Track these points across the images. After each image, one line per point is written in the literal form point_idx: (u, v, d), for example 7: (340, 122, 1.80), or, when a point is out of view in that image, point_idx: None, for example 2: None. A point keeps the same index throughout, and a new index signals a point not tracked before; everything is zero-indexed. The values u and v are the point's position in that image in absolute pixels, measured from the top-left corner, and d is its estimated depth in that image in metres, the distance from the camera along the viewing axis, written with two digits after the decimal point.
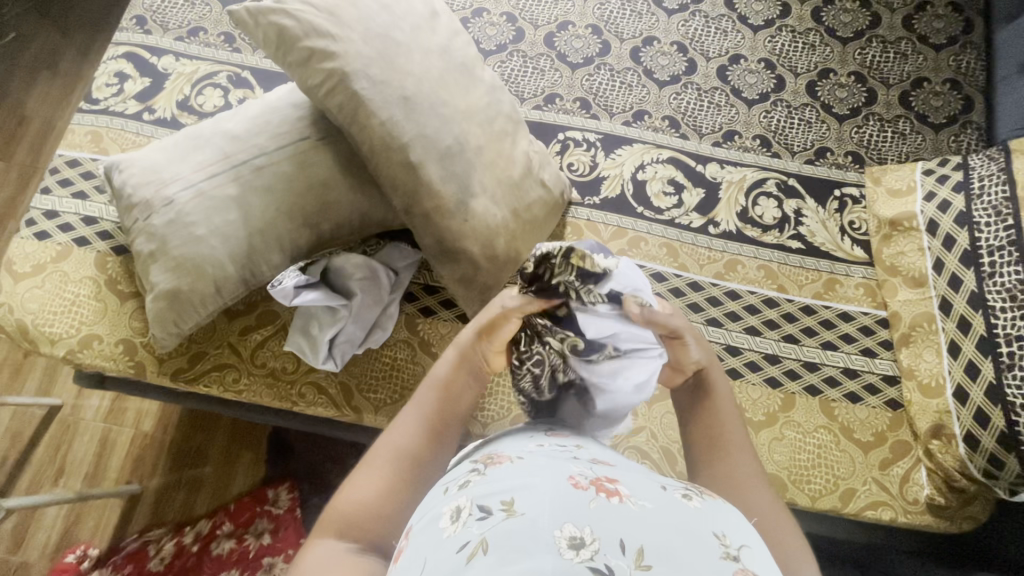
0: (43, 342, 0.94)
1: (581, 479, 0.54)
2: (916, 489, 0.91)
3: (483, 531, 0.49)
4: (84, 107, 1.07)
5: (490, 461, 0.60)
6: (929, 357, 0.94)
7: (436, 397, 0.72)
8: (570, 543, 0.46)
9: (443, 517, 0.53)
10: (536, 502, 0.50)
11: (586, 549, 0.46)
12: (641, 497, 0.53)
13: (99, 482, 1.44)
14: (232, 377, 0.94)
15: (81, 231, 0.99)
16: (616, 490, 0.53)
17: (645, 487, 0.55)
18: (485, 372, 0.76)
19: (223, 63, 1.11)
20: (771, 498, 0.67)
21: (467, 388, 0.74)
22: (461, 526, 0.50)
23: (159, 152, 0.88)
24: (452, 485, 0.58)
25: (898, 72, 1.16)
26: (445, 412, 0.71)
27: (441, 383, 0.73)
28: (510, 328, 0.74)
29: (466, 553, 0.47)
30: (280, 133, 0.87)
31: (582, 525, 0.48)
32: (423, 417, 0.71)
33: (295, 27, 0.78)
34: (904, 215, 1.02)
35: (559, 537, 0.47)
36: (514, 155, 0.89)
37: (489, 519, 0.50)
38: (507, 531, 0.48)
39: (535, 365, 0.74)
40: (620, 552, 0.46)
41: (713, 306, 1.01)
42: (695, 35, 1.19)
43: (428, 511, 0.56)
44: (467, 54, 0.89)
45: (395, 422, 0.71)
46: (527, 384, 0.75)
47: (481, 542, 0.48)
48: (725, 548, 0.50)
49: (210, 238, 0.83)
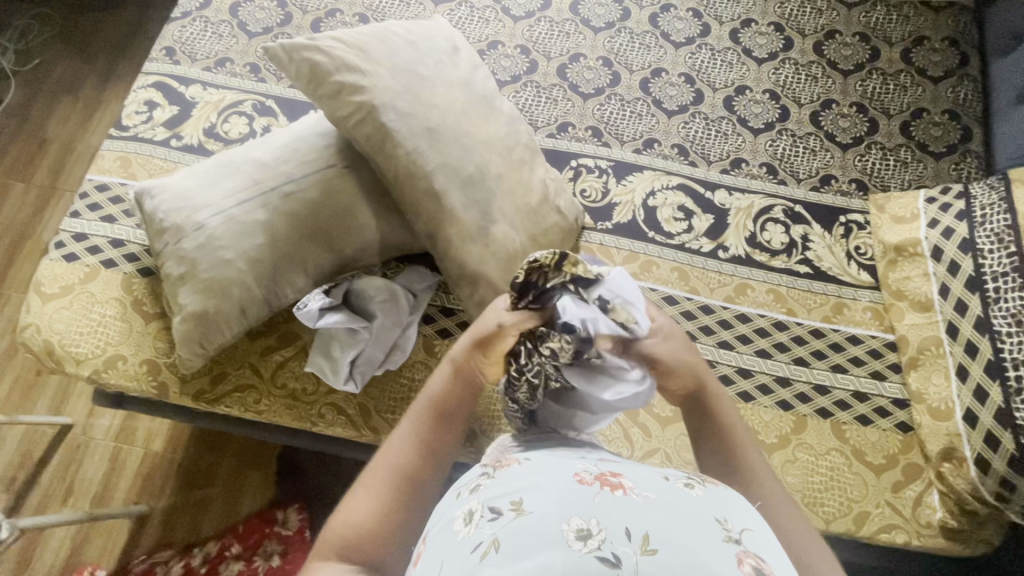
0: (69, 362, 0.96)
1: (585, 476, 0.55)
2: (928, 512, 0.92)
3: (495, 531, 0.51)
4: (114, 134, 1.11)
5: (500, 463, 0.61)
6: (937, 381, 0.96)
7: (432, 414, 0.73)
8: (578, 534, 0.48)
9: (455, 520, 0.54)
10: (544, 500, 0.52)
11: (593, 540, 0.48)
12: (644, 488, 0.54)
13: (109, 502, 1.44)
14: (253, 398, 0.95)
15: (109, 253, 1.01)
16: (620, 484, 0.54)
17: (648, 479, 0.56)
18: (481, 382, 0.76)
19: (249, 92, 1.16)
20: (789, 503, 0.69)
21: (461, 401, 0.74)
22: (474, 527, 0.52)
23: (190, 178, 0.91)
24: (464, 489, 0.59)
25: (898, 103, 1.20)
26: (440, 428, 0.72)
27: (433, 400, 0.73)
28: (511, 340, 0.75)
29: (479, 553, 0.49)
30: (307, 161, 0.90)
31: (589, 517, 0.50)
32: (419, 435, 0.71)
33: (327, 63, 0.82)
34: (909, 241, 1.05)
35: (567, 530, 0.49)
36: (532, 182, 0.92)
37: (500, 519, 0.52)
38: (517, 530, 0.50)
39: (535, 376, 0.74)
40: (625, 539, 0.48)
41: (724, 329, 1.04)
42: (702, 67, 1.24)
43: (442, 516, 0.57)
44: (487, 86, 0.93)
45: (391, 440, 0.72)
46: (522, 395, 0.75)
47: (493, 541, 0.50)
48: (727, 532, 0.51)
49: (237, 261, 0.86)
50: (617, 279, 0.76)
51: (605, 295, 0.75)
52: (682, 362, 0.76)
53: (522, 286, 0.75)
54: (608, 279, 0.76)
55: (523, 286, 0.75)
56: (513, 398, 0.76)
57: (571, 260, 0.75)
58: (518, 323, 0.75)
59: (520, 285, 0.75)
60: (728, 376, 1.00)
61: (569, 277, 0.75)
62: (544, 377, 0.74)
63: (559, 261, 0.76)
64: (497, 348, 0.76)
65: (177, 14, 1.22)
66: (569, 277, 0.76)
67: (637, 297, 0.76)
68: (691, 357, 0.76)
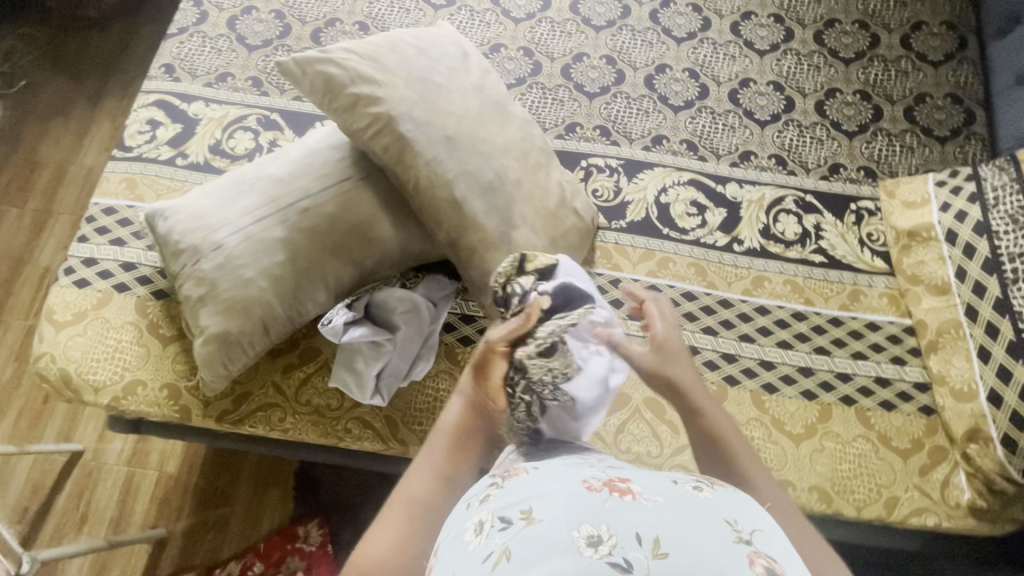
0: (86, 390, 0.94)
1: (594, 482, 0.54)
2: (956, 493, 0.93)
3: (506, 540, 0.50)
4: (118, 155, 1.09)
5: (508, 473, 0.60)
6: (959, 363, 0.96)
7: (448, 443, 0.68)
8: (588, 541, 0.47)
9: (466, 532, 0.53)
10: (554, 507, 0.51)
11: (603, 545, 0.47)
12: (652, 491, 0.53)
13: (125, 527, 1.42)
14: (277, 416, 0.94)
15: (120, 277, 1.00)
16: (628, 488, 0.53)
17: (656, 482, 0.55)
18: (498, 411, 0.72)
19: (252, 107, 1.14)
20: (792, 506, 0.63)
21: (480, 430, 0.70)
22: (484, 538, 0.51)
23: (204, 197, 0.90)
24: (473, 500, 0.58)
25: (900, 89, 1.21)
26: (458, 457, 0.67)
27: (452, 430, 0.69)
28: (502, 360, 0.73)
29: (490, 562, 0.48)
30: (323, 174, 0.89)
31: (598, 523, 0.49)
32: (437, 466, 0.66)
33: (342, 76, 0.81)
34: (922, 226, 1.06)
35: (577, 536, 0.48)
36: (549, 185, 0.91)
37: (511, 528, 0.50)
38: (528, 538, 0.49)
39: (528, 393, 0.70)
40: (636, 544, 0.47)
41: (744, 322, 1.04)
42: (705, 62, 1.24)
43: (452, 528, 0.56)
44: (499, 91, 0.92)
45: (408, 471, 0.66)
46: (520, 414, 0.70)
47: (504, 550, 0.49)
48: (738, 533, 0.50)
49: (258, 279, 0.85)
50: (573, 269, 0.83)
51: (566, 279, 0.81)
52: (671, 361, 0.74)
53: (503, 300, 0.80)
54: (560, 265, 0.81)
55: (504, 301, 0.80)
56: (512, 416, 0.70)
57: (530, 258, 0.83)
58: (504, 335, 0.73)
59: (501, 300, 0.80)
60: (750, 369, 1.01)
61: (533, 273, 0.79)
62: (540, 393, 0.71)
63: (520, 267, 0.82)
64: (496, 370, 0.73)
65: (174, 30, 1.20)
66: (535, 274, 0.80)
67: (588, 281, 0.82)
68: (683, 356, 0.75)
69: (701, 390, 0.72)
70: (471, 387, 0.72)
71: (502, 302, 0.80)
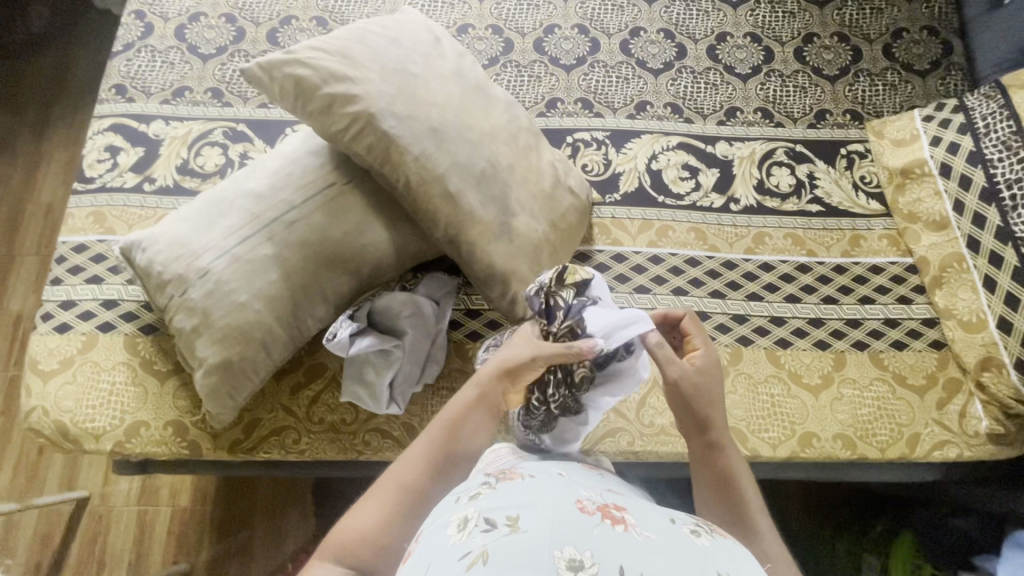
0: (86, 439, 0.89)
1: (587, 504, 0.53)
2: (974, 422, 0.94)
3: (486, 542, 0.48)
4: (79, 188, 1.02)
5: (504, 475, 0.58)
6: (965, 295, 0.97)
7: (448, 435, 0.70)
8: (568, 564, 0.46)
9: (449, 525, 0.53)
10: (541, 520, 0.50)
11: (584, 573, 0.46)
12: (647, 526, 0.51)
13: (146, 567, 1.39)
14: (292, 438, 0.91)
15: (104, 316, 0.95)
16: (622, 518, 0.52)
17: (653, 518, 0.53)
18: (501, 411, 0.74)
19: (216, 120, 1.08)
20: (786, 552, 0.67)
21: (482, 425, 0.72)
22: (466, 535, 0.50)
23: (181, 223, 0.85)
24: (464, 495, 0.56)
25: (877, 26, 1.19)
26: (454, 448, 0.70)
27: (451, 422, 0.71)
28: (540, 369, 0.72)
29: (467, 561, 0.48)
30: (305, 183, 0.85)
31: (582, 548, 0.47)
32: (432, 453, 0.69)
33: (312, 76, 0.76)
34: (915, 163, 1.05)
35: (558, 557, 0.47)
36: (542, 167, 0.88)
37: (494, 532, 0.49)
38: (509, 546, 0.47)
39: (556, 406, 0.74)
40: None
41: (750, 281, 1.03)
42: (680, 20, 1.21)
43: (437, 517, 0.55)
44: (478, 74, 0.88)
45: (405, 454, 0.69)
46: (538, 420, 0.76)
47: (482, 552, 0.48)
48: None
49: (253, 302, 0.81)
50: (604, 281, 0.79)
51: (598, 297, 0.77)
52: (711, 395, 0.74)
53: (544, 313, 0.74)
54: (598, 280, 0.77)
55: (545, 313, 0.74)
56: (530, 420, 0.76)
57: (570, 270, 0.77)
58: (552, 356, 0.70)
59: (542, 312, 0.75)
60: (761, 327, 1.00)
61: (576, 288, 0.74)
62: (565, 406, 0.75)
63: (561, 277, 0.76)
64: (524, 376, 0.72)
65: (119, 48, 1.13)
66: (573, 287, 0.75)
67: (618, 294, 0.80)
68: (718, 392, 0.75)
69: (724, 429, 0.73)
70: (486, 383, 0.73)
71: (543, 314, 0.75)
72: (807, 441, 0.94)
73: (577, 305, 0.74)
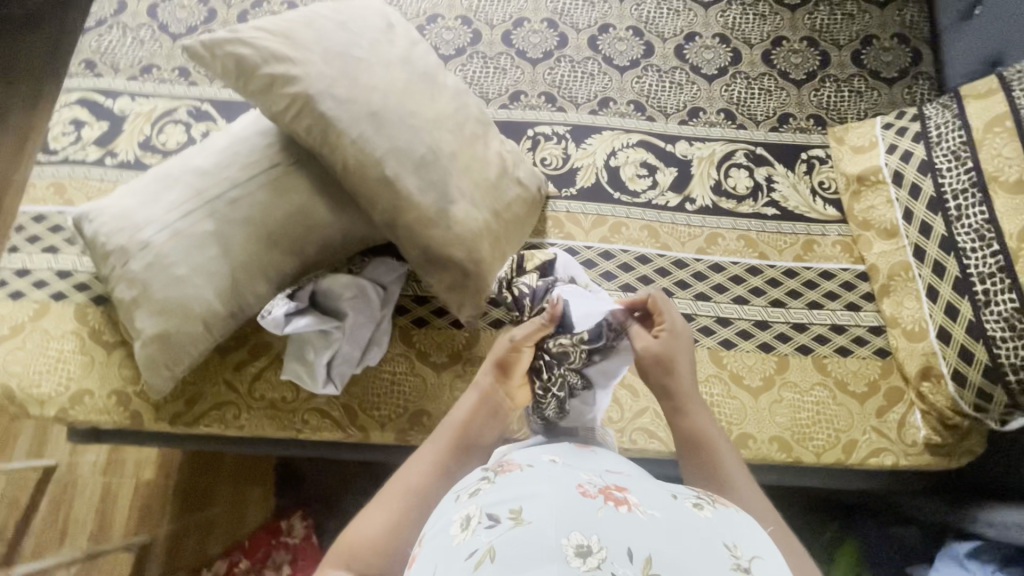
0: (32, 404, 0.91)
1: (588, 488, 0.50)
2: (913, 431, 0.95)
3: (491, 539, 0.46)
4: (44, 159, 1.04)
5: (501, 468, 0.56)
6: (910, 304, 0.97)
7: (454, 436, 0.69)
8: (577, 551, 0.44)
9: (452, 525, 0.50)
10: (544, 510, 0.47)
11: (592, 557, 0.43)
12: (650, 504, 0.49)
13: (107, 537, 1.41)
14: (232, 413, 0.93)
15: (57, 285, 0.96)
16: (624, 498, 0.50)
17: (655, 495, 0.52)
18: (508, 410, 0.74)
19: (181, 98, 1.09)
20: (775, 512, 0.64)
21: (488, 425, 0.71)
22: (471, 533, 0.48)
23: (129, 195, 0.86)
24: (463, 493, 0.54)
25: (847, 32, 1.19)
26: (461, 450, 0.69)
27: (458, 425, 0.70)
28: (528, 354, 0.75)
29: (473, 561, 0.45)
30: (250, 162, 0.86)
31: (590, 533, 0.45)
32: (439, 456, 0.67)
33: (253, 55, 0.77)
34: (870, 170, 1.05)
35: (566, 545, 0.44)
36: (488, 157, 0.89)
37: (498, 527, 0.47)
38: (514, 541, 0.45)
39: (559, 389, 0.76)
40: (627, 561, 0.44)
41: (699, 281, 1.03)
42: (649, 18, 1.21)
43: (438, 519, 0.53)
44: (428, 61, 0.89)
45: (411, 458, 0.68)
46: (550, 410, 0.76)
47: (489, 549, 0.45)
48: (736, 559, 0.47)
49: (192, 276, 0.82)
50: (570, 263, 0.90)
51: (566, 275, 0.88)
52: (677, 364, 0.75)
53: (516, 303, 0.85)
54: (559, 260, 0.88)
55: (515, 303, 0.86)
56: (541, 412, 0.76)
57: (530, 258, 0.89)
58: (530, 337, 0.74)
59: (515, 303, 0.86)
60: (706, 327, 1.01)
61: (536, 272, 0.86)
62: (567, 387, 0.77)
63: (523, 267, 0.88)
64: (518, 367, 0.75)
65: (91, 23, 1.14)
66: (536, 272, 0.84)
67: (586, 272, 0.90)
68: (688, 361, 0.76)
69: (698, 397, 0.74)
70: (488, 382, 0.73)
71: (517, 305, 0.86)
72: (742, 442, 0.95)
73: (542, 286, 0.85)
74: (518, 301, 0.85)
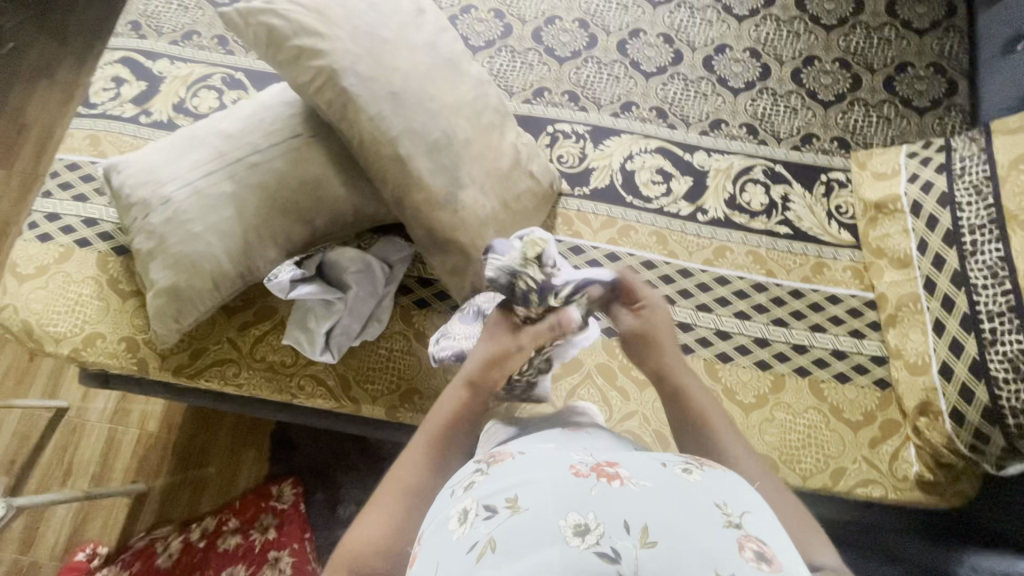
0: (48, 341, 0.96)
1: (581, 468, 0.50)
2: (904, 465, 0.93)
3: (490, 530, 0.46)
4: (83, 112, 1.09)
5: (494, 458, 0.56)
6: (915, 337, 0.95)
7: (446, 431, 0.68)
8: (575, 530, 0.44)
9: (450, 520, 0.50)
10: (540, 494, 0.47)
11: (591, 535, 0.43)
12: (642, 476, 0.49)
13: (107, 481, 1.46)
14: (232, 371, 0.96)
15: (82, 232, 1.01)
16: (617, 474, 0.49)
17: (645, 465, 0.51)
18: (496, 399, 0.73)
19: (217, 66, 1.14)
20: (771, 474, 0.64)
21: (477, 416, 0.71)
22: (469, 527, 0.47)
23: (157, 152, 0.90)
24: (458, 487, 0.54)
25: (882, 57, 1.17)
26: (454, 443, 0.68)
27: (447, 420, 0.69)
28: (524, 354, 0.73)
29: (476, 553, 0.45)
30: (273, 131, 0.89)
31: (586, 511, 0.45)
32: (432, 452, 0.67)
33: (284, 27, 0.80)
34: (889, 198, 1.03)
35: (564, 526, 0.44)
36: (502, 146, 0.90)
37: (496, 518, 0.47)
38: (511, 529, 0.45)
39: (532, 373, 0.80)
40: (624, 533, 0.43)
41: (702, 292, 1.03)
42: (681, 27, 1.21)
43: (435, 516, 0.53)
44: (454, 49, 0.91)
45: (402, 457, 0.67)
46: (518, 386, 0.81)
47: (490, 541, 0.45)
48: (727, 516, 0.46)
49: (206, 234, 0.85)
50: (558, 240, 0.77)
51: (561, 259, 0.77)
52: (663, 338, 0.77)
53: (523, 300, 0.72)
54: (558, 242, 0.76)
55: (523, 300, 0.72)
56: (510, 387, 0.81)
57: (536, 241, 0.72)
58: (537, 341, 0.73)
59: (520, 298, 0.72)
60: (704, 338, 1.00)
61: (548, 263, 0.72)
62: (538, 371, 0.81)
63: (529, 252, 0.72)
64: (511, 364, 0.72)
65: None
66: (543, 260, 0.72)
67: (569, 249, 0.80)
68: (670, 334, 0.78)
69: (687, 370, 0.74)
70: (475, 376, 0.71)
71: (521, 300, 0.72)
72: None
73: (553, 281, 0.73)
74: (525, 297, 0.72)
